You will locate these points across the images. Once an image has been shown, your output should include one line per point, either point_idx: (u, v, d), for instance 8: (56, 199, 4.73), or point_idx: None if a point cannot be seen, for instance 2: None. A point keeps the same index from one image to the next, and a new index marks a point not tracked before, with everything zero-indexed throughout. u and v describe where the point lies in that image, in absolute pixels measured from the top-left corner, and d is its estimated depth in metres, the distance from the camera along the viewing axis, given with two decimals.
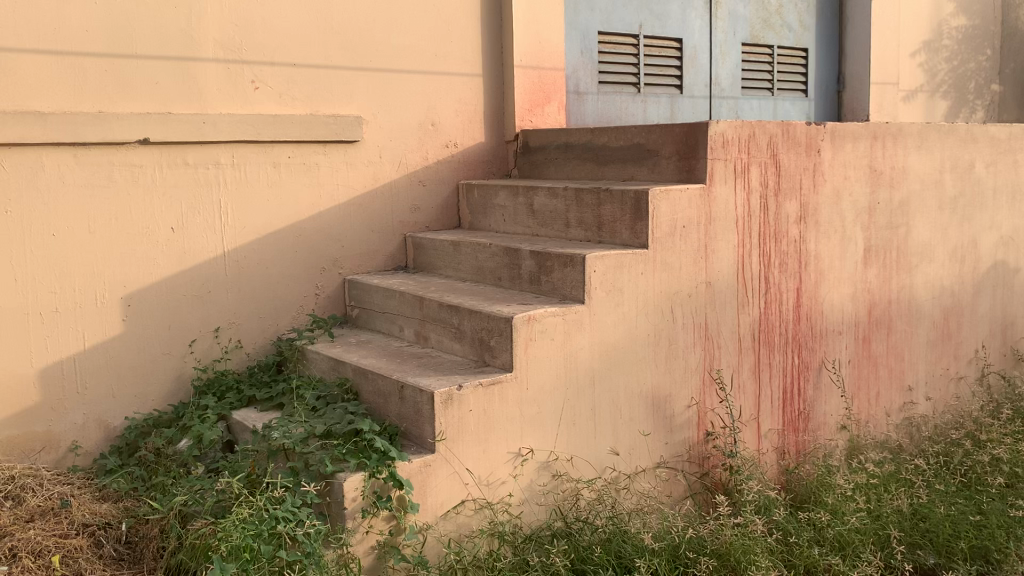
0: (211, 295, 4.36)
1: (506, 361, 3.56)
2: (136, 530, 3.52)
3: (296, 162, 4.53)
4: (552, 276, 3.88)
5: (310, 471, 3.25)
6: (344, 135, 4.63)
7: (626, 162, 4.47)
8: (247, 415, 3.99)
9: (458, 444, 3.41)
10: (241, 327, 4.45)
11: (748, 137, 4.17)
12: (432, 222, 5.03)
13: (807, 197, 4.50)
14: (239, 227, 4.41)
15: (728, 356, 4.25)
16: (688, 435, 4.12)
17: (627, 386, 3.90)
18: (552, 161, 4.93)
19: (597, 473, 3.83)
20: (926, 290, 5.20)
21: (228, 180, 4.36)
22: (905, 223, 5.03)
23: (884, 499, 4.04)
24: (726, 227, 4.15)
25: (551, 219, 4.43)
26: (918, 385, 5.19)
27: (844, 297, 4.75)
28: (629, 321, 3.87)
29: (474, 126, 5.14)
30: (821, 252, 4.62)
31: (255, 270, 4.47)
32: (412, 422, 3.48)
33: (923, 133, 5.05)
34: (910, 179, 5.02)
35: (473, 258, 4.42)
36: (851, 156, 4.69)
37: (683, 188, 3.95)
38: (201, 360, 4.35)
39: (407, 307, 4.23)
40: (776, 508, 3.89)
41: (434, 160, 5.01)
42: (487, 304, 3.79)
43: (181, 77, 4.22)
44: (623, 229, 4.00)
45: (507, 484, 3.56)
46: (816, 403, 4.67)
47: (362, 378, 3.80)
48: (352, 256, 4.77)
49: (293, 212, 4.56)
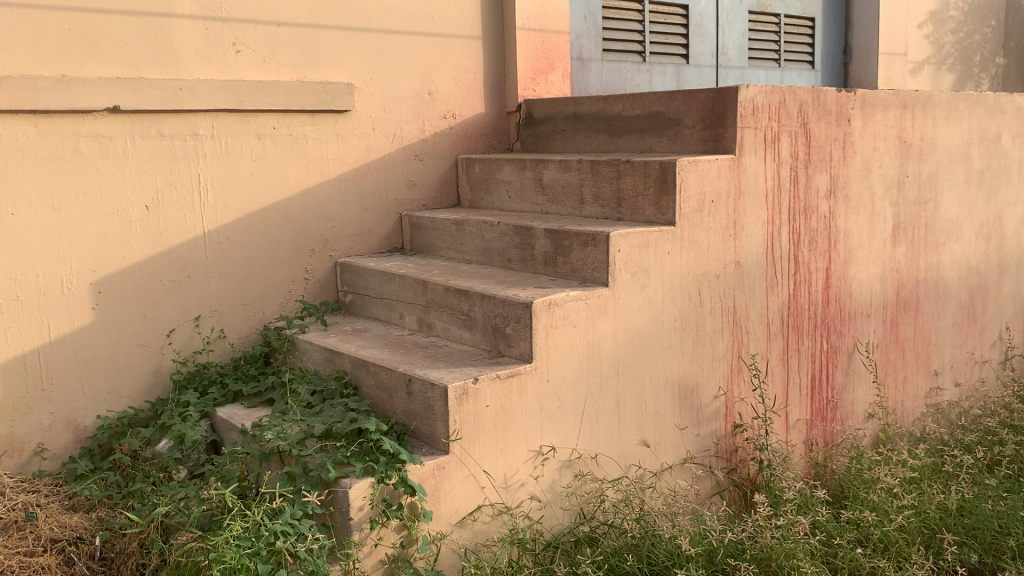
0: (191, 280, 3.96)
1: (524, 350, 3.21)
2: (112, 545, 3.11)
3: (282, 134, 4.14)
4: (570, 256, 3.54)
5: (309, 478, 2.89)
6: (335, 104, 4.23)
7: (643, 133, 4.12)
8: (233, 412, 3.62)
9: (474, 443, 3.06)
10: (223, 316, 4.06)
11: (779, 103, 3.84)
12: (430, 200, 4.66)
13: (837, 169, 4.18)
14: (221, 205, 4.01)
15: (757, 342, 3.93)
16: (716, 427, 3.80)
17: (653, 376, 3.56)
18: (559, 133, 4.58)
19: (623, 472, 3.49)
20: (953, 269, 4.91)
21: (209, 153, 3.96)
22: (934, 198, 4.73)
23: (925, 494, 3.76)
24: (756, 202, 3.83)
25: (563, 195, 4.07)
26: (944, 369, 4.91)
27: (872, 277, 4.46)
28: (655, 305, 3.53)
29: (473, 96, 4.76)
30: (851, 229, 4.31)
31: (239, 252, 4.08)
32: (421, 419, 3.12)
33: (951, 102, 4.75)
34: (939, 151, 4.71)
35: (479, 239, 4.05)
36: (880, 126, 4.38)
37: (712, 159, 3.61)
38: (181, 351, 3.96)
39: (408, 291, 3.86)
40: (816, 508, 3.58)
41: (431, 132, 4.63)
42: (500, 288, 3.44)
43: (154, 38, 3.80)
44: (646, 205, 3.65)
45: (527, 486, 3.22)
46: (844, 390, 4.38)
47: (362, 370, 3.44)
48: (344, 237, 4.39)
49: (279, 187, 4.17)
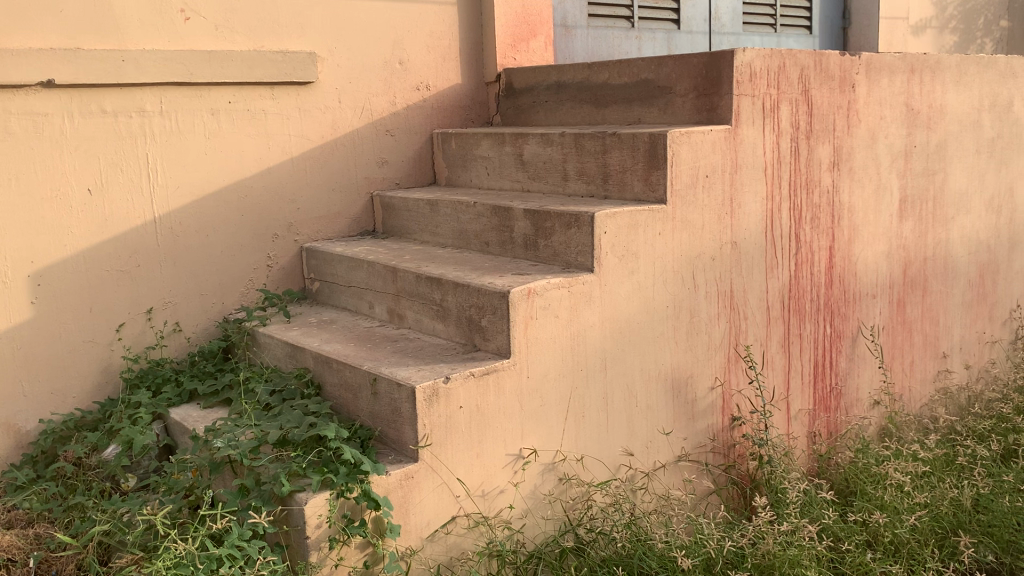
0: (141, 270, 3.65)
1: (501, 345, 2.91)
2: (50, 565, 2.79)
3: (238, 109, 3.80)
4: (552, 240, 3.23)
5: (261, 493, 2.60)
6: (296, 75, 3.89)
7: (632, 102, 3.80)
8: (187, 414, 3.33)
9: (446, 449, 2.76)
10: (178, 307, 3.75)
11: (778, 69, 3.53)
12: (404, 178, 4.34)
13: (841, 140, 3.87)
14: (173, 187, 3.69)
15: (755, 329, 3.64)
16: (712, 422, 3.52)
17: (643, 369, 3.27)
18: (541, 104, 4.25)
19: (612, 474, 3.21)
20: (962, 245, 4.61)
21: (157, 131, 3.62)
22: (943, 169, 4.43)
23: (937, 489, 3.48)
24: (754, 176, 3.52)
25: (545, 172, 3.75)
26: (953, 351, 4.63)
27: (878, 255, 4.16)
28: (646, 292, 3.23)
29: (448, 65, 4.42)
30: (856, 204, 4.01)
31: (194, 239, 3.76)
32: (388, 423, 2.83)
33: (961, 66, 4.42)
34: (948, 119, 4.40)
35: (455, 221, 3.74)
36: (887, 92, 4.06)
37: (706, 130, 3.30)
38: (132, 348, 3.64)
39: (377, 279, 3.55)
40: (821, 510, 3.30)
41: (404, 105, 4.29)
42: (475, 275, 3.13)
43: (93, 5, 3.44)
44: (634, 181, 3.34)
45: (506, 494, 2.93)
46: (849, 376, 4.10)
47: (325, 368, 3.13)
48: (310, 220, 4.07)
49: (237, 167, 3.84)
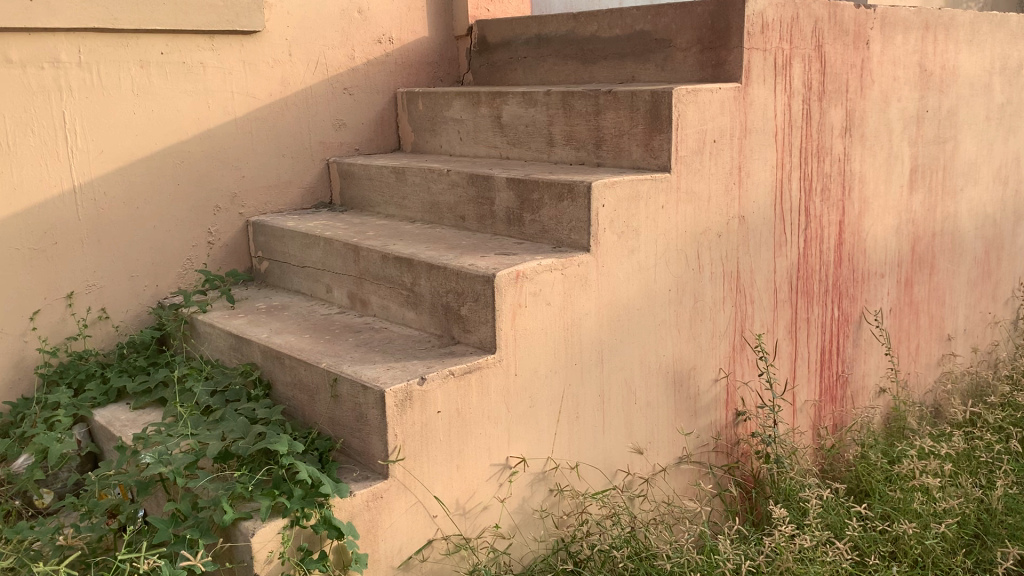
0: (60, 249, 3.13)
1: (485, 338, 2.48)
2: None
3: (171, 61, 3.29)
4: (540, 213, 2.81)
5: (197, 522, 2.16)
6: (238, 23, 3.38)
7: (624, 58, 3.37)
8: (114, 417, 2.86)
9: (421, 463, 2.33)
10: (104, 292, 3.24)
11: (792, 20, 3.11)
12: (364, 144, 3.86)
13: (853, 102, 3.49)
14: (95, 152, 3.16)
15: (762, 314, 3.26)
16: (715, 418, 3.14)
17: (643, 362, 2.87)
18: (519, 61, 3.80)
19: (608, 481, 2.81)
20: (969, 218, 4.28)
21: (75, 85, 3.09)
22: (954, 137, 4.08)
23: (964, 489, 3.14)
24: (764, 141, 3.12)
25: (527, 137, 3.32)
26: (957, 333, 4.30)
27: (887, 230, 3.81)
28: (646, 274, 2.82)
29: (414, 17, 3.94)
30: (866, 173, 3.64)
31: (122, 212, 3.26)
32: (352, 431, 2.39)
33: (975, 23, 4.06)
34: (960, 82, 4.04)
35: (425, 191, 3.28)
36: (901, 51, 3.68)
37: (714, 88, 2.87)
38: (49, 339, 3.13)
39: (335, 258, 3.09)
40: (843, 519, 2.93)
41: (363, 60, 3.81)
42: (453, 255, 2.69)
43: None
44: (632, 146, 2.91)
45: (491, 510, 2.50)
46: (855, 362, 3.76)
47: (275, 364, 2.68)
48: (257, 190, 3.58)
49: (171, 129, 3.33)
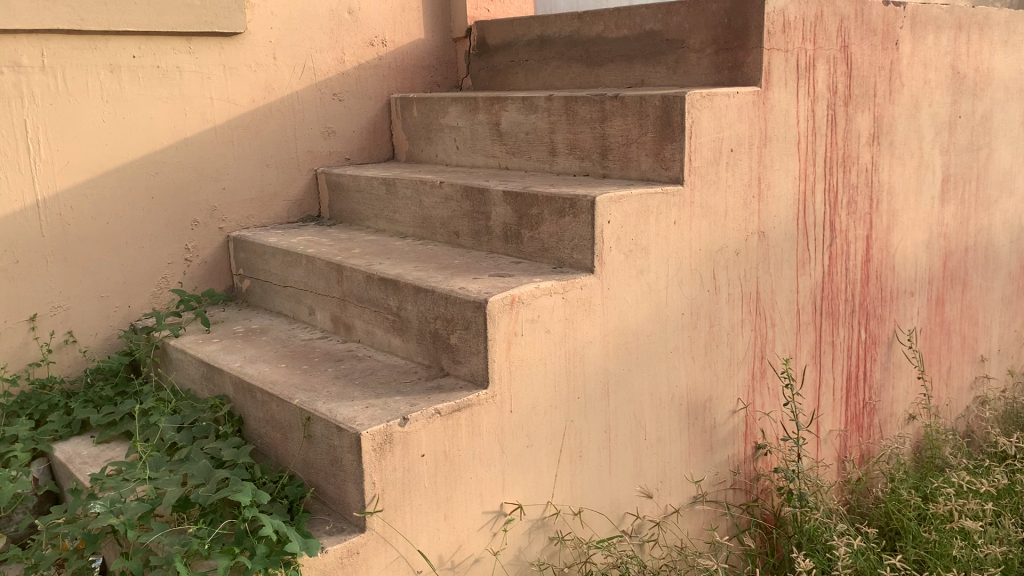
0: (22, 268, 2.89)
1: (476, 370, 2.23)
2: None
3: (145, 65, 3.06)
4: (539, 230, 2.55)
5: None
6: (219, 24, 3.15)
7: (633, 59, 3.12)
8: (74, 454, 2.62)
9: (403, 514, 2.07)
10: (71, 314, 3.00)
11: (816, 18, 2.85)
12: (356, 153, 3.62)
13: (881, 107, 3.22)
14: (61, 162, 2.93)
15: (784, 338, 2.99)
16: (733, 452, 2.87)
17: (654, 393, 2.61)
18: (521, 64, 3.56)
19: (614, 526, 2.54)
20: (1005, 232, 4.00)
21: (38, 91, 2.85)
22: (988, 143, 3.79)
23: (1008, 531, 2.85)
24: (785, 150, 2.85)
25: (527, 146, 3.07)
26: (991, 354, 4.02)
27: (918, 245, 3.53)
28: (657, 296, 2.56)
29: (409, 17, 3.70)
30: (895, 184, 3.37)
31: (91, 228, 3.02)
32: (327, 476, 2.13)
33: (1012, 22, 3.77)
34: (995, 85, 3.76)
35: (416, 204, 3.04)
36: (932, 52, 3.41)
37: (731, 93, 2.61)
38: (9, 366, 2.89)
39: (318, 277, 2.84)
40: (876, 567, 2.64)
41: (354, 64, 3.57)
42: (442, 278, 2.44)
43: None
44: (641, 156, 2.65)
45: (483, 564, 2.24)
46: (883, 388, 3.48)
47: (247, 397, 2.43)
48: (238, 203, 3.34)
49: (145, 137, 3.09)
